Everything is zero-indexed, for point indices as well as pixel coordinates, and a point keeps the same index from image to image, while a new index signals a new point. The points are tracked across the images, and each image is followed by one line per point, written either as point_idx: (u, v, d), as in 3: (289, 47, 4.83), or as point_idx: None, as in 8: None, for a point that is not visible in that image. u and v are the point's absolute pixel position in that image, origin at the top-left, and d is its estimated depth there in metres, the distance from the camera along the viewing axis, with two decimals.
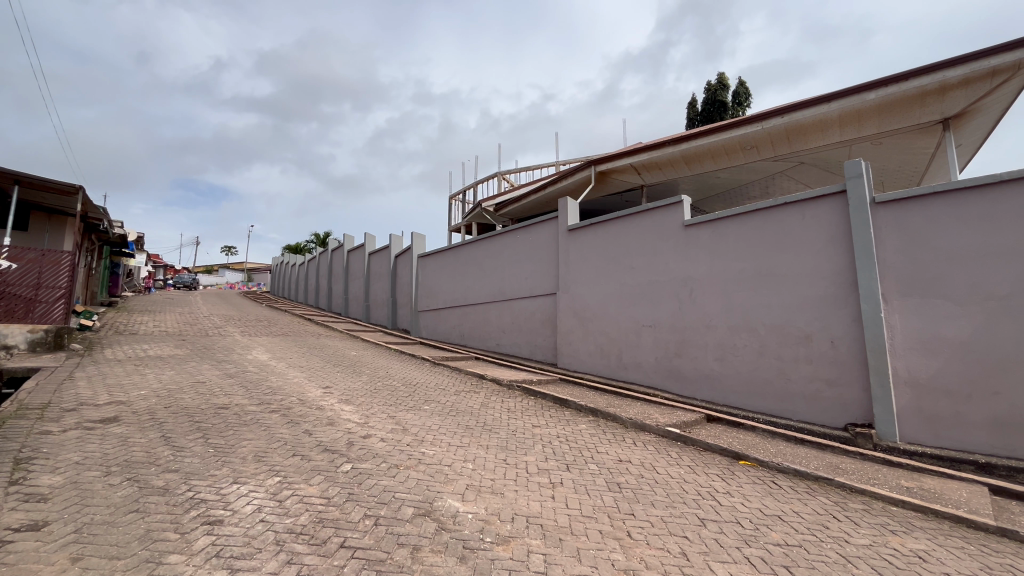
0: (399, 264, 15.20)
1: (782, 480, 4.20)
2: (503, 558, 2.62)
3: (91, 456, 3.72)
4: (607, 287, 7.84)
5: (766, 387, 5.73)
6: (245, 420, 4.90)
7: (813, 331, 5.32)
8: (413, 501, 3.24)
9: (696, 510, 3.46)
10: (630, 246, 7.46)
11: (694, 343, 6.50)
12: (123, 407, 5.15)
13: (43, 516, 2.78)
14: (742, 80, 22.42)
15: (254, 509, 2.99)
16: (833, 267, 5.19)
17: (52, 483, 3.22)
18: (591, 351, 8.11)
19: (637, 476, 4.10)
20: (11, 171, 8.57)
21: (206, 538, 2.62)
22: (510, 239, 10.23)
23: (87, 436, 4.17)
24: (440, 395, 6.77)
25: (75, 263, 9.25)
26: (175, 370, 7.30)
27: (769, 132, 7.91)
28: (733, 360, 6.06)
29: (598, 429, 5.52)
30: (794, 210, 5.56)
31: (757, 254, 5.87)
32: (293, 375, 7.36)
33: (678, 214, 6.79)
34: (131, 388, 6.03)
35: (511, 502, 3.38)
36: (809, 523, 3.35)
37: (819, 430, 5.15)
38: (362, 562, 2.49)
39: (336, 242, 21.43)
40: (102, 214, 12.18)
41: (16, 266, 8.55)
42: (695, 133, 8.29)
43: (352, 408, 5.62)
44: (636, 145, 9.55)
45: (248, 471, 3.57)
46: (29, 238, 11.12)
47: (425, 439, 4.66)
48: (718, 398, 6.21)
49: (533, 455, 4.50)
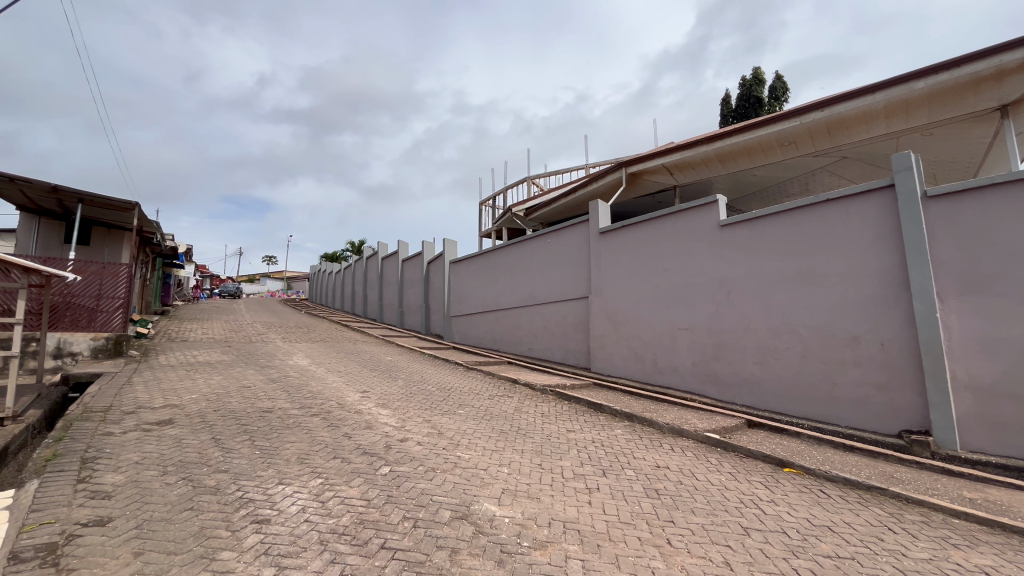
0: (431, 271, 15.45)
1: (831, 489, 4.01)
2: (541, 563, 2.62)
3: (148, 457, 3.95)
4: (640, 290, 7.72)
5: (810, 391, 5.50)
6: (287, 423, 5.09)
7: (861, 333, 5.08)
8: (450, 504, 3.28)
9: (738, 518, 3.35)
10: (663, 249, 7.35)
11: (733, 346, 6.32)
12: (176, 410, 5.45)
13: (108, 512, 2.96)
14: (780, 75, 21.62)
15: (298, 509, 3.10)
16: (881, 265, 4.96)
17: (115, 481, 3.44)
18: (625, 355, 7.99)
19: (675, 482, 4.00)
20: (75, 191, 9.20)
21: (255, 536, 2.73)
22: (542, 243, 10.23)
23: (145, 437, 4.43)
24: (474, 400, 6.84)
25: (132, 274, 9.75)
26: (223, 375, 7.69)
27: (808, 127, 7.64)
28: (774, 364, 5.85)
29: (633, 434, 5.45)
30: (837, 207, 5.35)
31: (798, 253, 5.66)
32: (333, 380, 7.61)
33: (713, 214, 6.64)
34: (183, 393, 6.36)
35: (548, 507, 3.37)
36: (862, 535, 3.19)
37: (871, 437, 4.89)
38: (402, 563, 2.53)
39: (371, 251, 21.92)
40: (156, 228, 12.88)
41: (80, 278, 9.09)
42: (729, 131, 8.11)
43: (389, 412, 5.75)
44: (668, 145, 9.40)
45: (292, 472, 3.70)
46: (92, 251, 11.96)
47: (461, 443, 4.73)
48: (759, 403, 6.02)
49: (569, 460, 4.47)
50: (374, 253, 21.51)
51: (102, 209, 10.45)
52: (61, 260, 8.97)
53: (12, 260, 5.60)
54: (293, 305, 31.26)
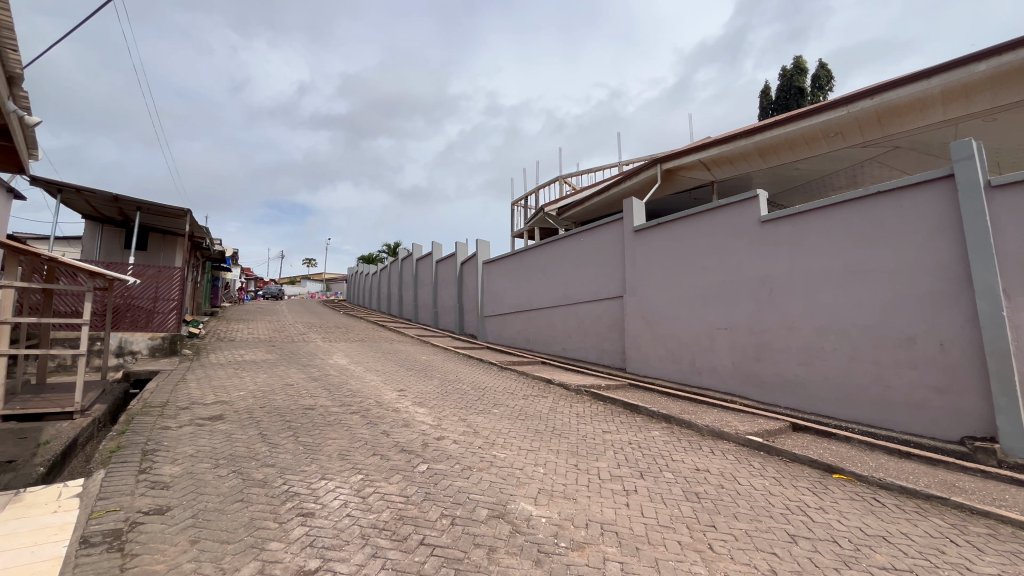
0: (464, 272, 15.61)
1: (885, 497, 3.80)
2: (578, 564, 2.60)
3: (202, 450, 4.16)
4: (677, 289, 7.56)
5: (861, 394, 5.23)
6: (328, 420, 5.26)
7: (916, 333, 4.80)
8: (487, 503, 3.30)
9: (784, 525, 3.22)
10: (700, 246, 7.17)
11: (776, 346, 6.10)
12: (226, 406, 5.72)
13: (166, 502, 3.14)
14: (824, 63, 20.68)
15: (341, 503, 3.20)
16: (939, 261, 4.67)
17: (172, 472, 3.65)
18: (662, 356, 7.83)
19: (716, 486, 3.89)
20: (134, 199, 9.81)
21: (301, 528, 2.83)
22: (575, 242, 10.16)
23: (199, 431, 4.68)
24: (509, 399, 6.86)
25: (185, 277, 10.26)
26: (268, 373, 8.01)
27: (856, 116, 7.27)
28: (821, 366, 5.60)
29: (671, 436, 5.34)
30: (888, 200, 5.08)
31: (846, 249, 5.40)
32: (371, 378, 7.80)
33: (753, 210, 6.43)
34: (232, 390, 6.67)
35: (585, 508, 3.34)
36: (921, 546, 3.00)
37: (929, 444, 4.60)
38: (441, 559, 2.57)
39: (406, 252, 22.30)
40: (206, 233, 13.57)
41: (139, 281, 9.69)
42: (770, 123, 7.82)
43: (425, 410, 5.83)
44: (704, 139, 9.16)
45: (334, 468, 3.82)
46: (148, 256, 12.74)
47: (497, 442, 4.74)
48: (805, 406, 5.77)
49: (605, 461, 4.42)
50: (409, 255, 21.91)
51: (158, 216, 11.10)
52: (123, 264, 9.58)
53: (80, 265, 6.03)
54: (331, 305, 33.38)
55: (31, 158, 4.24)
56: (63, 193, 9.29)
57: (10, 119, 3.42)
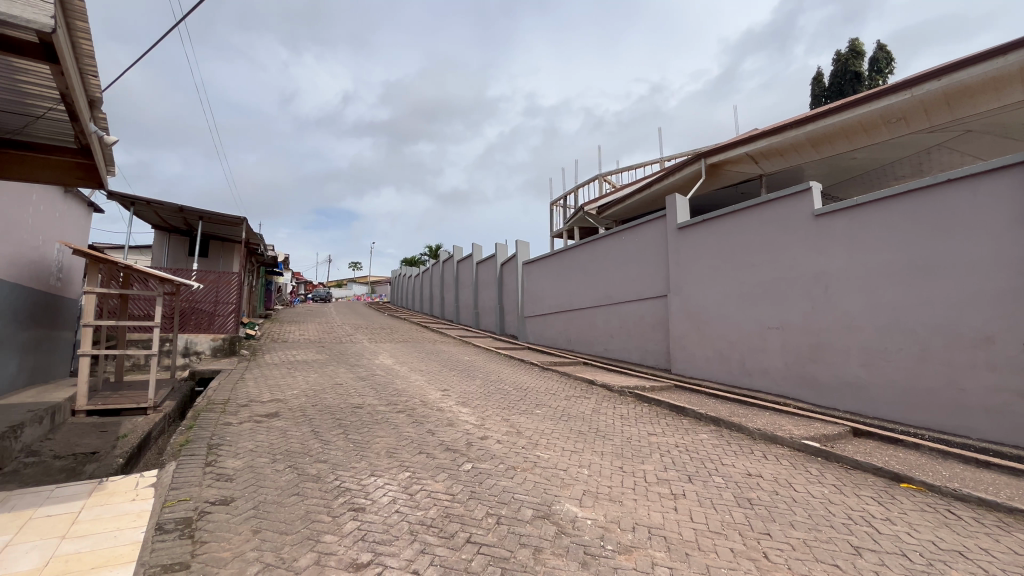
0: (504, 272, 15.70)
1: (960, 510, 3.52)
2: (626, 567, 2.57)
3: (261, 445, 4.40)
4: (724, 287, 7.30)
5: (930, 398, 4.86)
6: (376, 418, 5.42)
7: (994, 331, 4.41)
8: (531, 503, 3.31)
9: (846, 536, 3.05)
10: (748, 243, 6.90)
11: (834, 346, 5.77)
12: (281, 404, 6.01)
13: (230, 493, 3.34)
14: (883, 44, 19.41)
15: (390, 500, 3.29)
16: (1019, 253, 4.27)
17: (235, 465, 3.88)
18: (709, 356, 7.59)
19: (771, 492, 3.73)
20: (196, 210, 10.48)
21: (352, 522, 2.94)
22: (616, 241, 10.02)
23: (257, 428, 4.95)
24: (551, 400, 6.83)
25: (242, 282, 10.86)
26: (319, 373, 8.36)
27: (921, 99, 6.77)
28: (885, 367, 5.26)
29: (720, 439, 5.16)
30: (959, 188, 4.70)
31: (911, 242, 5.04)
32: (416, 378, 7.97)
33: (806, 203, 6.12)
34: (286, 388, 7.00)
35: (631, 511, 3.29)
36: (1004, 563, 2.76)
37: (1012, 453, 4.22)
38: (487, 558, 2.60)
39: (447, 254, 22.67)
40: (260, 240, 14.32)
41: (202, 286, 10.35)
42: (823, 111, 7.41)
43: (469, 410, 5.91)
44: (752, 131, 8.79)
45: (382, 465, 3.93)
46: (209, 262, 13.60)
47: (540, 443, 4.74)
48: (867, 410, 5.43)
49: (652, 464, 4.33)
50: (450, 257, 22.26)
51: (217, 225, 11.81)
52: (187, 270, 10.25)
53: (150, 272, 6.52)
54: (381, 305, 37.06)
55: (110, 176, 4.59)
56: (135, 206, 10.06)
57: (92, 140, 3.71)
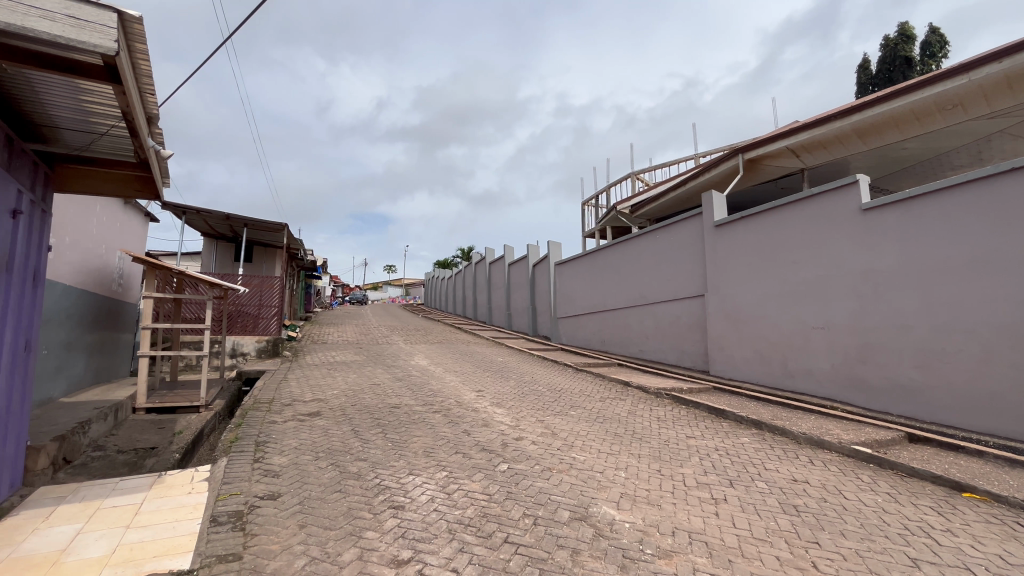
0: (537, 273, 15.69)
1: None
2: (666, 572, 2.52)
3: (304, 443, 4.56)
4: (765, 285, 7.07)
5: (993, 401, 4.55)
6: (413, 418, 5.53)
7: None
8: (568, 505, 3.30)
9: (902, 547, 2.89)
10: (790, 240, 6.66)
11: (884, 347, 5.49)
12: (323, 404, 6.22)
13: (277, 489, 3.49)
14: (936, 27, 18.32)
15: (428, 498, 3.35)
16: None
17: (281, 462, 4.04)
18: (749, 357, 7.36)
19: (818, 499, 3.58)
20: (241, 217, 10.98)
21: (393, 520, 3.01)
22: (650, 240, 9.86)
23: (301, 426, 5.14)
24: (585, 401, 6.79)
25: (284, 285, 11.26)
26: (357, 373, 8.60)
27: (980, 83, 6.35)
28: (941, 369, 4.96)
29: (763, 443, 4.99)
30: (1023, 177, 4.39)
31: (968, 237, 4.75)
32: (450, 379, 8.08)
33: (852, 197, 5.85)
34: (326, 388, 7.24)
35: (670, 515, 3.23)
36: None
37: None
38: (525, 559, 2.61)
39: (479, 256, 22.82)
40: (300, 245, 14.87)
41: (247, 289, 10.84)
42: (870, 100, 7.05)
43: (503, 411, 5.95)
44: (792, 124, 8.48)
45: (419, 464, 4.01)
46: (253, 267, 14.21)
47: (575, 444, 4.72)
48: (922, 414, 5.14)
49: (691, 467, 4.23)
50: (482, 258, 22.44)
51: (260, 231, 12.33)
52: (234, 275, 10.76)
53: (201, 277, 6.88)
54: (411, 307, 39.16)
55: (165, 188, 4.90)
56: (186, 215, 10.63)
57: (149, 154, 3.97)
